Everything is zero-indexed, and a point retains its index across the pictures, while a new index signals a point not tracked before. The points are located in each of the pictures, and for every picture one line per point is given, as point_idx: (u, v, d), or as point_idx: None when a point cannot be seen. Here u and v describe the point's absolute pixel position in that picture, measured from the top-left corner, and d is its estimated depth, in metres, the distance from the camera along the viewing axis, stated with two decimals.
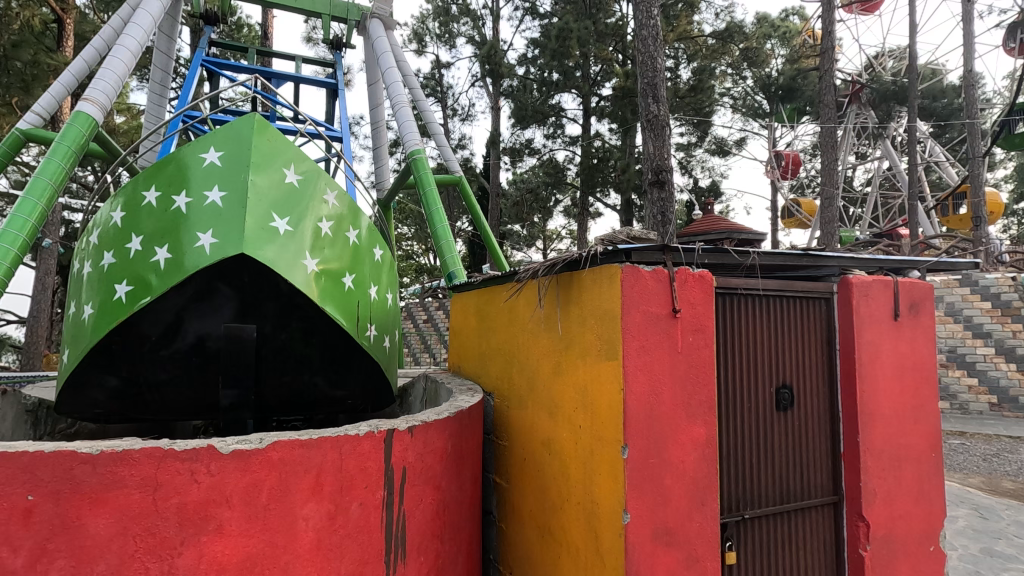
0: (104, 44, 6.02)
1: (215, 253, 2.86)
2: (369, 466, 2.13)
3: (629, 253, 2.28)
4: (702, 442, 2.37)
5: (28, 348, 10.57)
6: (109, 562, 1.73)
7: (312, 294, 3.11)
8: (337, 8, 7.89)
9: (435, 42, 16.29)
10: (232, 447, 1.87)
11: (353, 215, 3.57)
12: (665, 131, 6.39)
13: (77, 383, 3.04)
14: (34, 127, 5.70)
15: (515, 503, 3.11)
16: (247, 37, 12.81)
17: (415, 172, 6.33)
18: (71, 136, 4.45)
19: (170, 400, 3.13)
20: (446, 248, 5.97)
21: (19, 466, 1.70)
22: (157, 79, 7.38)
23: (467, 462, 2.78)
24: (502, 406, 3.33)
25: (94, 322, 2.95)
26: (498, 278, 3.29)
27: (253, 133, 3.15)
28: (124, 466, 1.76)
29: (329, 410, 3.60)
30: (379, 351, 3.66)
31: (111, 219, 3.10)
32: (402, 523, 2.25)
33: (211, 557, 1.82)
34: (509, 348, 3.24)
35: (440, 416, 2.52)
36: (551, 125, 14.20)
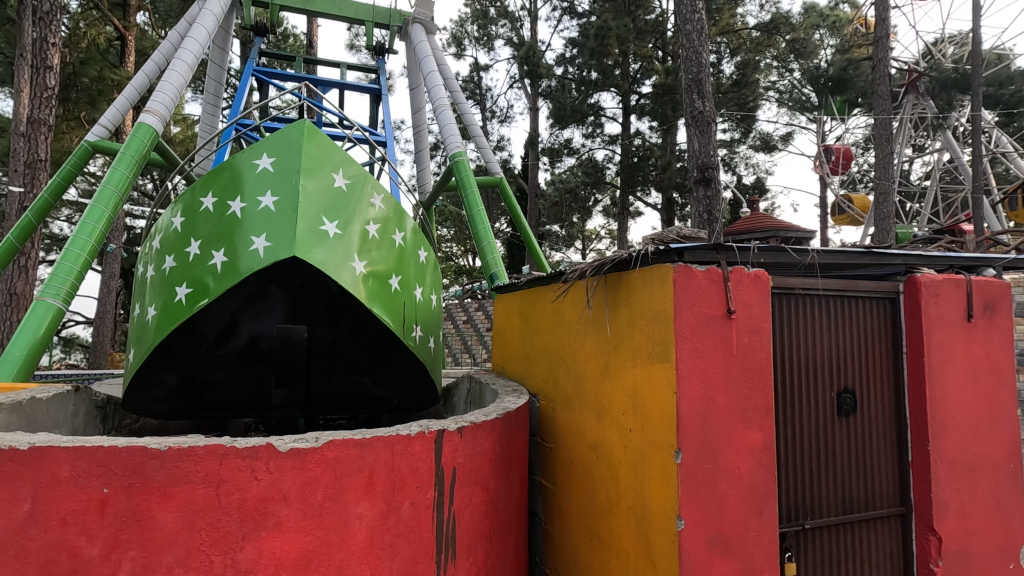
0: (164, 58, 6.32)
1: (269, 256, 2.96)
2: (420, 466, 2.15)
3: (680, 253, 2.24)
4: (759, 448, 2.28)
5: (96, 348, 11.24)
6: (175, 554, 1.80)
7: (360, 295, 3.16)
8: (380, 15, 8.03)
9: (473, 46, 16.46)
10: (289, 446, 1.92)
11: (399, 217, 3.64)
12: (710, 127, 6.21)
13: (143, 381, 3.18)
14: (101, 139, 6.01)
15: (562, 507, 3.07)
16: (293, 46, 13.26)
17: (457, 174, 6.36)
18: (135, 146, 4.71)
19: (226, 399, 3.25)
20: (487, 249, 6.00)
21: (94, 460, 1.79)
22: (210, 90, 7.70)
23: (515, 464, 2.77)
24: (548, 407, 3.30)
25: (157, 323, 3.08)
26: (544, 278, 3.27)
27: (303, 138, 3.24)
28: (189, 462, 1.83)
29: (375, 409, 3.67)
30: (424, 351, 3.70)
31: (171, 224, 3.25)
32: (452, 524, 2.26)
33: (270, 553, 1.87)
34: (555, 349, 3.21)
35: (488, 417, 2.51)
36: (589, 125, 14.11)
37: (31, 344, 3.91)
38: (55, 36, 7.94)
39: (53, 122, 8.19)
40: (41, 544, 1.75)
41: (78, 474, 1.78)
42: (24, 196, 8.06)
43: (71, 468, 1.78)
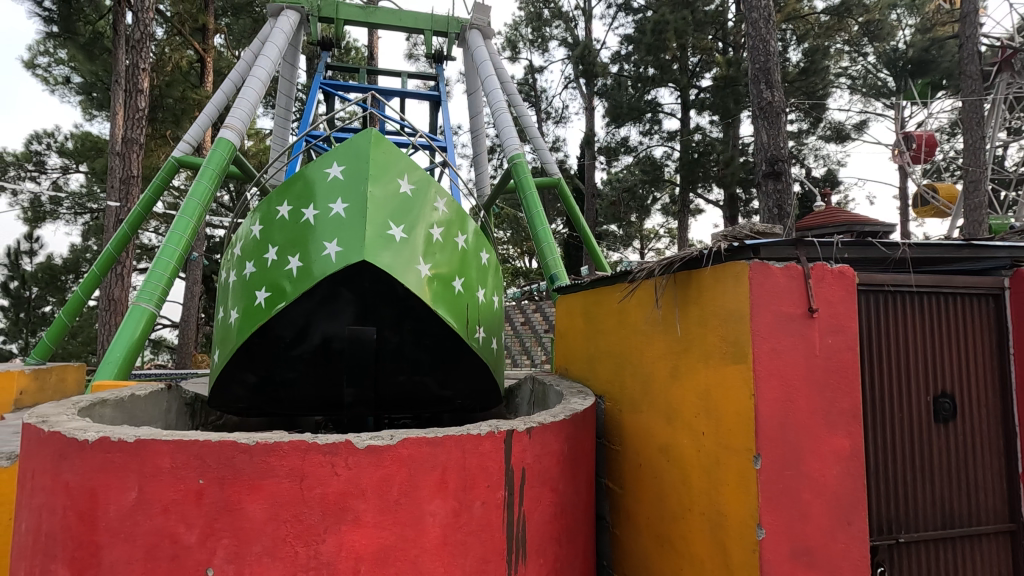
0: (240, 78, 6.72)
1: (340, 260, 3.08)
2: (490, 465, 2.17)
3: (756, 249, 2.14)
4: (846, 455, 2.15)
5: (182, 349, 12.08)
6: (263, 544, 1.90)
7: (425, 297, 3.23)
8: (438, 23, 8.20)
9: (528, 48, 16.54)
10: (367, 442, 1.99)
11: (461, 220, 3.69)
12: (779, 118, 5.94)
13: (226, 380, 3.37)
14: (186, 155, 6.45)
15: (630, 511, 2.99)
16: (355, 59, 13.79)
17: (515, 176, 6.38)
18: (216, 160, 5.05)
19: (302, 397, 3.41)
20: (547, 250, 5.98)
21: (191, 453, 1.92)
22: (281, 105, 8.12)
23: (582, 466, 2.73)
24: (613, 409, 3.24)
25: (239, 326, 3.27)
26: (609, 278, 3.21)
27: (370, 146, 3.35)
28: (274, 457, 1.92)
29: (439, 409, 3.73)
30: (487, 352, 3.74)
31: (250, 232, 3.44)
32: (523, 525, 2.25)
33: (349, 547, 1.93)
34: (621, 350, 3.14)
35: (556, 419, 2.50)
36: (647, 122, 13.83)
37: (130, 344, 4.29)
38: (145, 61, 8.61)
39: (143, 140, 8.87)
40: (146, 529, 1.90)
41: (177, 466, 1.92)
42: (120, 210, 8.81)
43: (171, 460, 1.92)
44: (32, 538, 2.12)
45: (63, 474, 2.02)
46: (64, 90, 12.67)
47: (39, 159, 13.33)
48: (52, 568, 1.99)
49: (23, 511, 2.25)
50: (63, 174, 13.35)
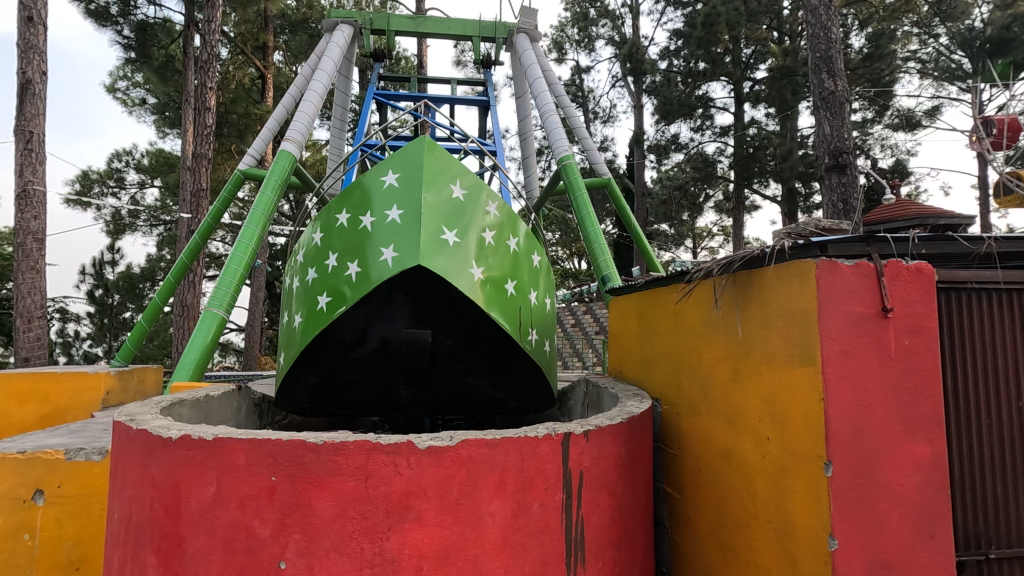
0: (298, 92, 7.03)
1: (397, 265, 3.16)
2: (547, 467, 2.17)
3: (823, 247, 2.05)
4: (927, 463, 2.02)
5: (248, 352, 12.72)
6: (331, 540, 1.97)
7: (478, 300, 3.27)
8: (486, 29, 8.29)
9: (574, 49, 16.48)
10: (428, 443, 2.03)
11: (512, 223, 3.72)
12: (843, 109, 5.65)
13: (290, 381, 3.52)
14: (250, 167, 6.79)
15: (689, 517, 2.91)
16: (405, 69, 14.14)
17: (565, 177, 6.36)
18: (278, 172, 5.32)
19: (361, 398, 3.52)
20: (598, 251, 5.92)
21: (264, 451, 2.02)
22: (337, 116, 8.43)
23: (641, 470, 2.69)
24: (670, 412, 3.16)
25: (303, 329, 3.41)
26: (665, 279, 3.15)
27: (424, 153, 3.43)
28: (341, 456, 2.00)
29: (492, 411, 3.77)
30: (540, 354, 3.75)
31: (312, 240, 3.58)
32: (581, 528, 2.24)
33: (412, 544, 1.98)
34: (679, 352, 3.07)
35: (613, 421, 2.47)
36: (698, 118, 13.48)
37: (203, 347, 4.57)
38: (212, 81, 9.15)
39: (211, 155, 9.40)
40: (225, 522, 2.01)
41: (252, 463, 2.02)
42: (191, 221, 9.38)
43: (246, 457, 2.03)
44: (123, 527, 2.29)
45: (150, 469, 2.17)
46: (141, 111, 13.63)
47: (119, 175, 14.39)
48: (141, 556, 2.14)
49: (115, 502, 2.43)
50: (140, 189, 14.36)
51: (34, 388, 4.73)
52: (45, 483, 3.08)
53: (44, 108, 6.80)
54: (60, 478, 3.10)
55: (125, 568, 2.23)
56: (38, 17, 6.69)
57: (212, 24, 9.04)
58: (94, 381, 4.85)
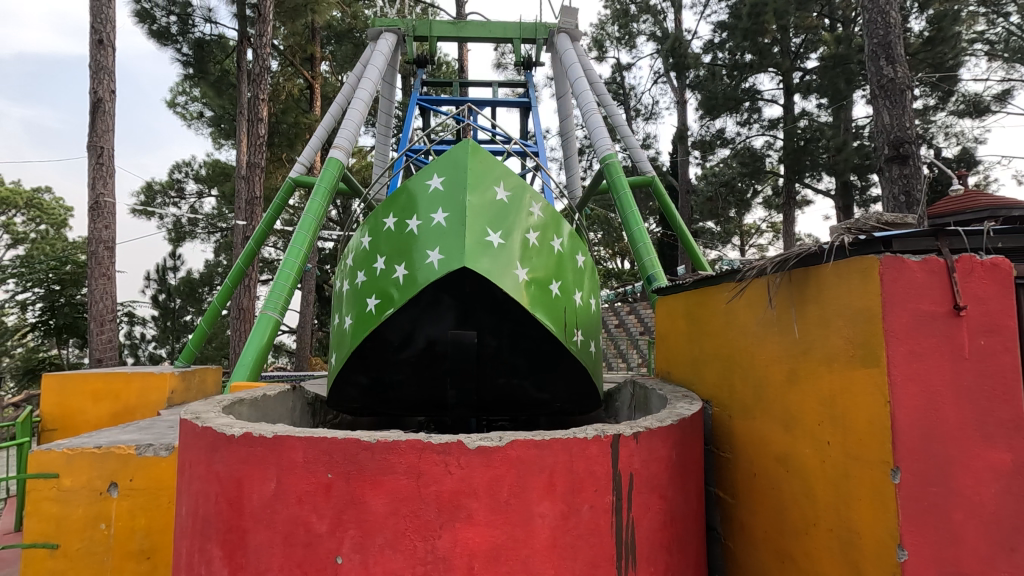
0: (345, 100, 7.23)
1: (443, 267, 3.21)
2: (597, 469, 2.16)
3: (888, 242, 1.96)
4: (1007, 472, 1.89)
5: (300, 353, 13.19)
6: (385, 536, 2.02)
7: (523, 301, 3.28)
8: (526, 30, 8.31)
9: (615, 46, 16.31)
10: (478, 443, 2.05)
11: (556, 224, 3.71)
12: (904, 96, 5.36)
13: (341, 381, 3.62)
14: (301, 174, 7.03)
15: (743, 523, 2.83)
16: (446, 73, 14.35)
17: (608, 176, 6.29)
18: (327, 178, 5.50)
19: (409, 398, 3.59)
20: (643, 250, 5.83)
21: (320, 449, 2.08)
22: (382, 123, 8.64)
23: (692, 473, 2.63)
24: (721, 415, 3.08)
25: (353, 331, 3.50)
26: (715, 277, 3.06)
27: (468, 156, 3.46)
28: (393, 455, 2.04)
29: (538, 412, 3.77)
30: (586, 355, 3.72)
31: (361, 244, 3.67)
32: (632, 531, 2.21)
33: (463, 543, 2.00)
34: (730, 353, 2.98)
35: (663, 424, 2.43)
36: (745, 112, 13.08)
37: (259, 348, 4.77)
38: (264, 92, 9.54)
39: (264, 164, 9.79)
40: (284, 517, 2.09)
41: (309, 460, 2.09)
42: (246, 228, 9.81)
43: (304, 454, 2.10)
44: (190, 520, 2.41)
45: (215, 465, 2.28)
46: (198, 123, 14.35)
47: (179, 186, 15.19)
48: (208, 547, 2.25)
49: (183, 496, 2.57)
50: (199, 199, 15.14)
51: (106, 388, 5.05)
52: (118, 476, 3.29)
53: (113, 124, 7.25)
54: (132, 471, 3.29)
55: (193, 558, 2.35)
56: (108, 40, 7.15)
57: (263, 38, 9.43)
58: (160, 381, 5.13)
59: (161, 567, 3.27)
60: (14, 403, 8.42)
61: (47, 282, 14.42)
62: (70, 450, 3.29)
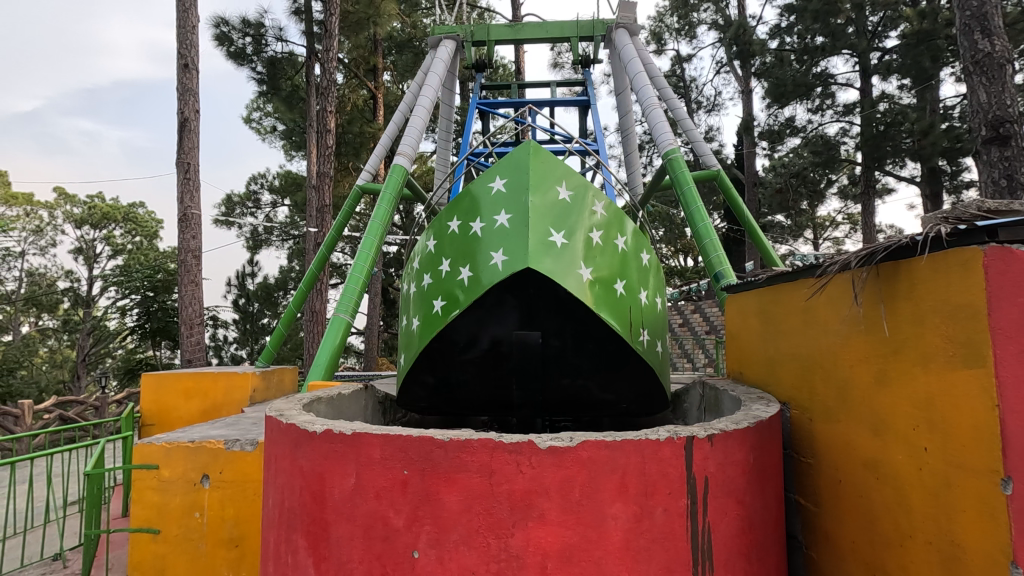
0: (407, 107, 7.45)
1: (507, 269, 3.23)
2: (670, 472, 2.11)
3: (993, 231, 1.80)
4: None
5: (368, 354, 13.71)
6: (460, 533, 2.06)
7: (587, 300, 3.26)
8: (584, 28, 8.23)
9: (675, 38, 15.89)
10: (549, 443, 2.06)
11: (620, 222, 3.67)
12: (1004, 71, 4.90)
13: (409, 381, 3.72)
14: (367, 182, 7.30)
15: (828, 533, 2.67)
16: (504, 75, 14.47)
17: (671, 171, 6.11)
18: (392, 184, 5.69)
19: (475, 398, 3.64)
20: (709, 247, 5.65)
21: (396, 446, 2.16)
22: (443, 129, 8.83)
23: (771, 478, 2.51)
24: (801, 418, 2.92)
25: (420, 332, 3.59)
26: (792, 274, 2.92)
27: (529, 157, 3.47)
28: (466, 453, 2.08)
29: (603, 412, 3.73)
30: (653, 355, 3.66)
31: (426, 247, 3.77)
32: (708, 535, 2.14)
33: (536, 542, 2.01)
34: (809, 353, 2.84)
35: (739, 426, 2.34)
36: (816, 98, 12.38)
37: (332, 349, 4.99)
38: (331, 104, 9.98)
39: (331, 173, 10.23)
40: (364, 511, 2.18)
41: (386, 457, 2.17)
42: (318, 235, 10.32)
43: (381, 451, 2.18)
44: (276, 511, 2.56)
45: (299, 460, 2.41)
46: (272, 137, 15.20)
47: (256, 197, 16.16)
48: (294, 537, 2.38)
49: (269, 488, 2.73)
50: (273, 208, 16.05)
51: (197, 386, 5.44)
52: (210, 469, 3.54)
53: (198, 142, 7.81)
54: (222, 465, 3.54)
55: (279, 547, 2.49)
56: (192, 63, 7.71)
57: (330, 52, 9.86)
58: (244, 380, 5.48)
59: (248, 554, 3.49)
60: (117, 400, 9.24)
61: (143, 288, 15.73)
62: (168, 443, 3.57)
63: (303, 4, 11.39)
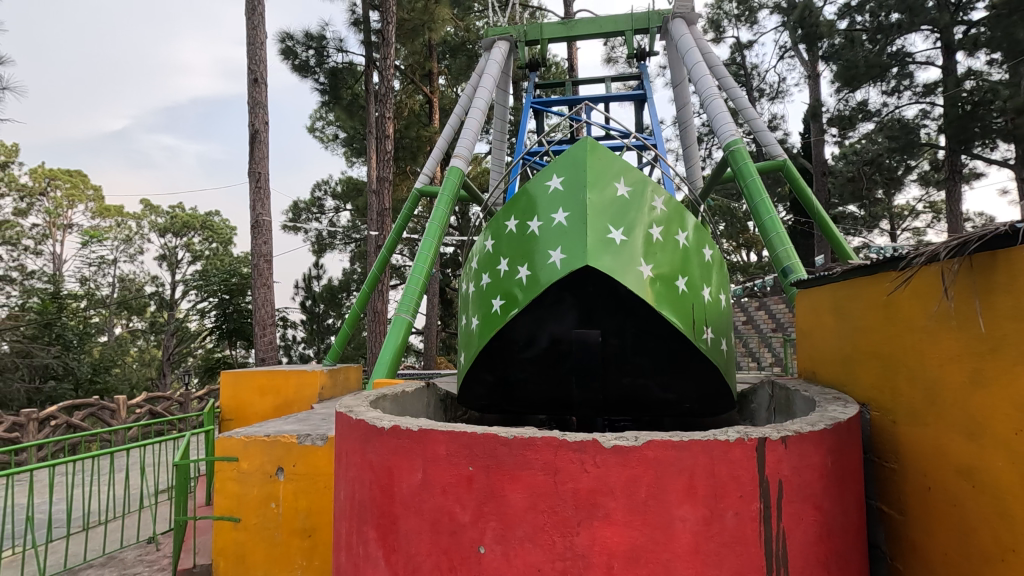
0: (463, 110, 7.56)
1: (566, 267, 3.21)
2: (741, 474, 2.04)
3: None
4: None
5: (427, 353, 14.04)
6: (525, 530, 2.07)
7: (648, 298, 3.19)
8: (639, 21, 8.08)
9: (734, 25, 15.32)
10: (613, 442, 2.04)
11: (680, 217, 3.58)
12: None
13: (469, 379, 3.78)
14: (424, 185, 7.46)
15: (914, 543, 2.50)
16: (556, 73, 14.42)
17: (734, 163, 5.88)
18: (449, 187, 5.80)
19: (535, 396, 3.65)
20: (776, 241, 5.40)
21: (461, 443, 2.19)
22: (497, 129, 8.90)
23: (851, 483, 2.37)
24: (881, 420, 2.75)
25: (479, 331, 3.63)
26: (870, 267, 2.76)
27: (586, 154, 3.44)
28: (530, 451, 2.09)
29: (666, 412, 3.65)
30: (718, 354, 3.54)
31: (484, 247, 3.81)
32: (783, 542, 2.06)
33: (602, 542, 2.00)
34: (892, 352, 2.65)
35: (815, 428, 2.23)
36: (892, 79, 11.57)
37: (395, 348, 5.13)
38: (389, 111, 10.27)
39: (390, 177, 10.54)
40: (431, 506, 2.23)
41: (452, 453, 2.21)
42: (379, 238, 10.66)
43: (447, 447, 2.23)
44: (347, 503, 2.67)
45: (368, 454, 2.50)
46: (334, 145, 15.83)
47: (320, 203, 16.90)
48: (364, 529, 2.47)
49: (340, 482, 2.84)
50: (336, 213, 16.71)
51: (270, 383, 5.74)
52: (284, 462, 3.74)
53: (267, 152, 8.24)
54: (295, 458, 3.72)
55: (350, 539, 2.59)
56: (261, 78, 8.15)
57: (387, 61, 10.15)
58: (313, 378, 5.74)
59: (320, 545, 3.65)
60: (199, 396, 9.90)
61: (220, 292, 16.78)
62: (246, 437, 3.79)
63: (361, 15, 11.79)
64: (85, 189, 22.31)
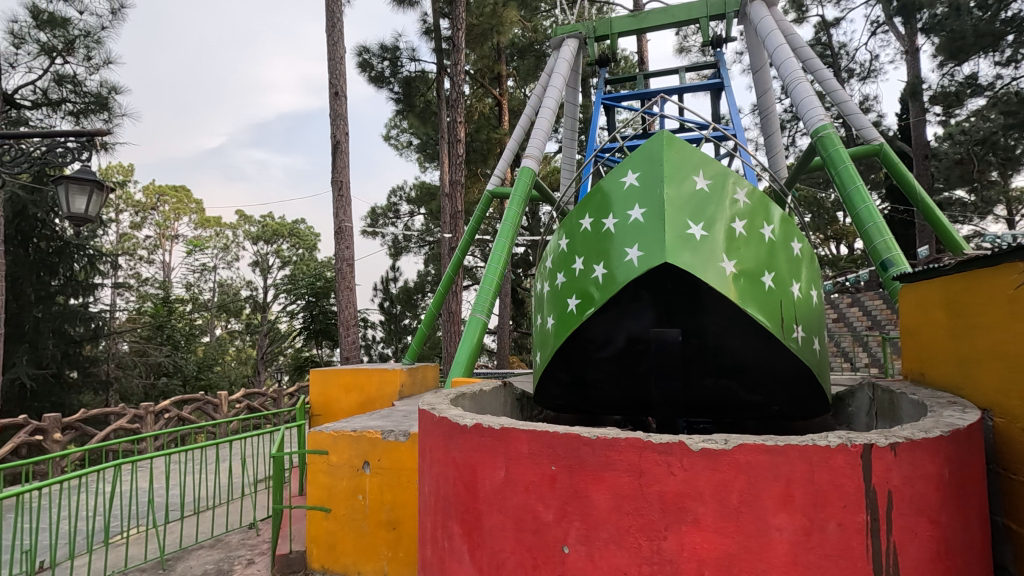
0: (533, 110, 7.58)
1: (643, 265, 3.14)
2: (844, 482, 1.91)
3: None
4: None
5: (500, 352, 14.21)
6: (610, 532, 2.04)
7: (732, 295, 3.06)
8: (714, 6, 7.74)
9: (818, 3, 14.36)
10: (701, 445, 1.96)
11: (765, 209, 3.39)
12: None
13: (545, 378, 3.78)
14: (496, 186, 7.55)
15: None
16: (625, 68, 14.18)
17: (824, 150, 5.48)
18: (520, 187, 5.83)
19: (611, 397, 3.59)
20: (873, 232, 5.00)
21: (544, 442, 2.20)
22: (567, 127, 8.84)
23: (972, 496, 2.14)
24: (1009, 428, 2.47)
25: (555, 331, 3.62)
26: (992, 257, 2.48)
27: (663, 148, 3.34)
28: (613, 452, 2.06)
29: (752, 415, 3.47)
30: (810, 354, 3.33)
31: (559, 246, 3.79)
32: (893, 558, 1.90)
33: (691, 548, 1.93)
34: (1021, 352, 2.38)
35: (929, 434, 2.04)
36: (1007, 49, 10.37)
37: (471, 347, 5.22)
38: (460, 116, 10.49)
39: (462, 180, 10.76)
40: (514, 504, 2.25)
41: (534, 452, 2.22)
42: (451, 240, 10.92)
43: (529, 446, 2.24)
44: (432, 498, 2.75)
45: (452, 451, 2.56)
46: (408, 151, 16.41)
47: (395, 208, 17.57)
48: (449, 523, 2.53)
49: (424, 477, 2.93)
50: (411, 218, 17.31)
51: (354, 380, 6.03)
52: (370, 456, 3.91)
53: (348, 161, 8.66)
54: (380, 453, 3.88)
55: (435, 532, 2.67)
56: (342, 91, 8.58)
57: (458, 66, 10.36)
58: (394, 376, 5.97)
59: (405, 536, 3.79)
60: (290, 393, 10.57)
61: (306, 295, 17.86)
62: (335, 432, 4.00)
63: (432, 24, 12.14)
64: (189, 202, 24.43)
